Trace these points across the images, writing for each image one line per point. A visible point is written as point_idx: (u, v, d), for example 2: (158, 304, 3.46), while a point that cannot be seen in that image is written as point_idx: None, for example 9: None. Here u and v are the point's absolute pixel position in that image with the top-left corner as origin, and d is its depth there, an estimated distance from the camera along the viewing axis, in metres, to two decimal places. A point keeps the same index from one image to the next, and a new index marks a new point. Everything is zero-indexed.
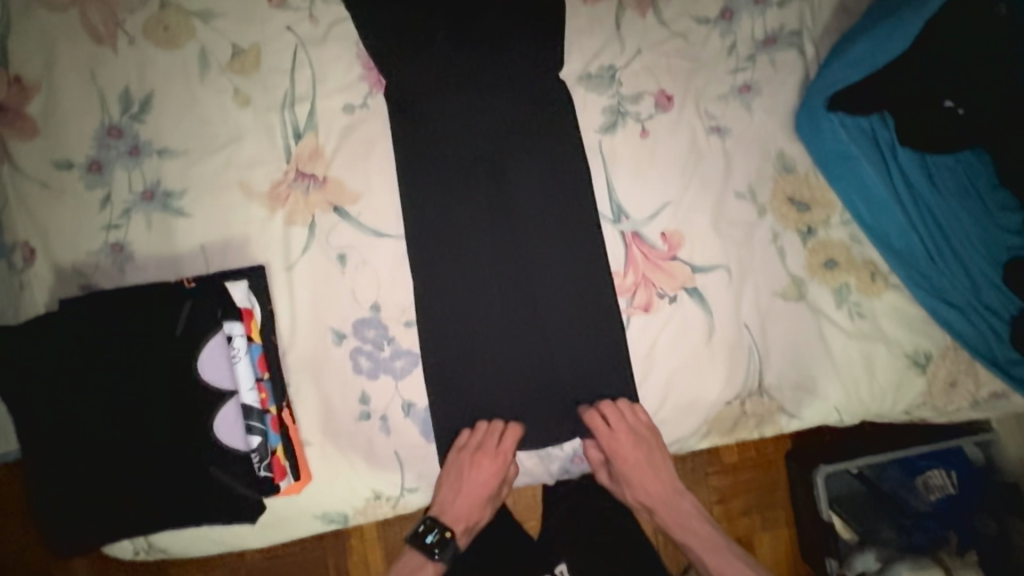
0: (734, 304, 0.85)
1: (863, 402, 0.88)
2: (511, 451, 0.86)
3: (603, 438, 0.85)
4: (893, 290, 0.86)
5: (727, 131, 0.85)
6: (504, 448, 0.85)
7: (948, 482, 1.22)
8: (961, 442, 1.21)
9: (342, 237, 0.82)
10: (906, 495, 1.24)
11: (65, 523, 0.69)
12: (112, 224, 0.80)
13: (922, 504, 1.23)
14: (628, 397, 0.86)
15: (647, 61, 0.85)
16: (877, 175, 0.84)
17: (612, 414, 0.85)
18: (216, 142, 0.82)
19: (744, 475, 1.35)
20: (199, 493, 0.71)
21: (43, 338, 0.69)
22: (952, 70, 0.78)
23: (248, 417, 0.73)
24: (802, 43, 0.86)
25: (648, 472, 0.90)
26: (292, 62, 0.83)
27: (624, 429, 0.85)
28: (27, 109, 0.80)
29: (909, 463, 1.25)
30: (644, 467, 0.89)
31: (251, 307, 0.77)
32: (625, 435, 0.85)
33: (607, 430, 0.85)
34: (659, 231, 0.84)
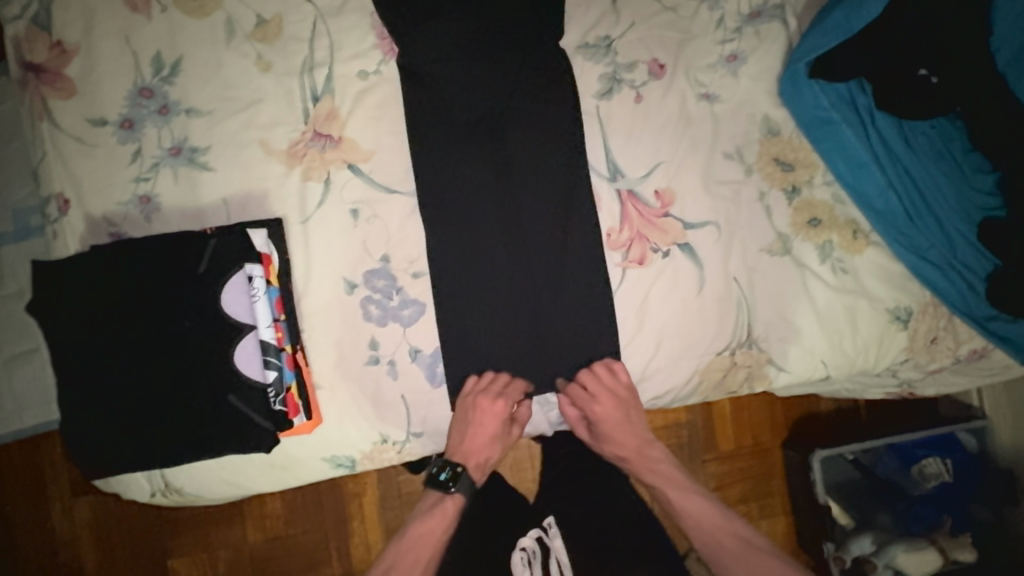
0: (723, 259, 0.90)
1: (848, 355, 0.93)
2: (520, 390, 0.90)
3: (583, 401, 0.90)
4: (874, 247, 0.92)
5: (715, 97, 0.92)
6: (511, 390, 0.90)
7: (944, 469, 1.26)
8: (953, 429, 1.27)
9: (355, 193, 0.88)
10: (902, 481, 1.28)
11: (95, 446, 0.74)
12: (141, 177, 0.86)
13: (916, 490, 1.27)
14: (605, 357, 0.90)
15: (641, 33, 0.91)
16: (857, 137, 0.90)
17: (590, 379, 0.89)
18: (239, 103, 0.88)
19: (741, 458, 1.39)
20: (219, 420, 0.75)
21: (78, 273, 0.74)
22: (923, 39, 0.84)
23: (265, 352, 0.78)
24: (785, 17, 0.93)
25: (623, 427, 0.95)
26: (311, 31, 0.90)
27: (606, 392, 0.90)
28: (65, 71, 0.86)
29: (906, 451, 1.28)
30: (622, 424, 0.94)
31: (269, 253, 0.83)
32: (605, 396, 0.90)
33: (589, 394, 0.90)
34: (653, 188, 0.89)
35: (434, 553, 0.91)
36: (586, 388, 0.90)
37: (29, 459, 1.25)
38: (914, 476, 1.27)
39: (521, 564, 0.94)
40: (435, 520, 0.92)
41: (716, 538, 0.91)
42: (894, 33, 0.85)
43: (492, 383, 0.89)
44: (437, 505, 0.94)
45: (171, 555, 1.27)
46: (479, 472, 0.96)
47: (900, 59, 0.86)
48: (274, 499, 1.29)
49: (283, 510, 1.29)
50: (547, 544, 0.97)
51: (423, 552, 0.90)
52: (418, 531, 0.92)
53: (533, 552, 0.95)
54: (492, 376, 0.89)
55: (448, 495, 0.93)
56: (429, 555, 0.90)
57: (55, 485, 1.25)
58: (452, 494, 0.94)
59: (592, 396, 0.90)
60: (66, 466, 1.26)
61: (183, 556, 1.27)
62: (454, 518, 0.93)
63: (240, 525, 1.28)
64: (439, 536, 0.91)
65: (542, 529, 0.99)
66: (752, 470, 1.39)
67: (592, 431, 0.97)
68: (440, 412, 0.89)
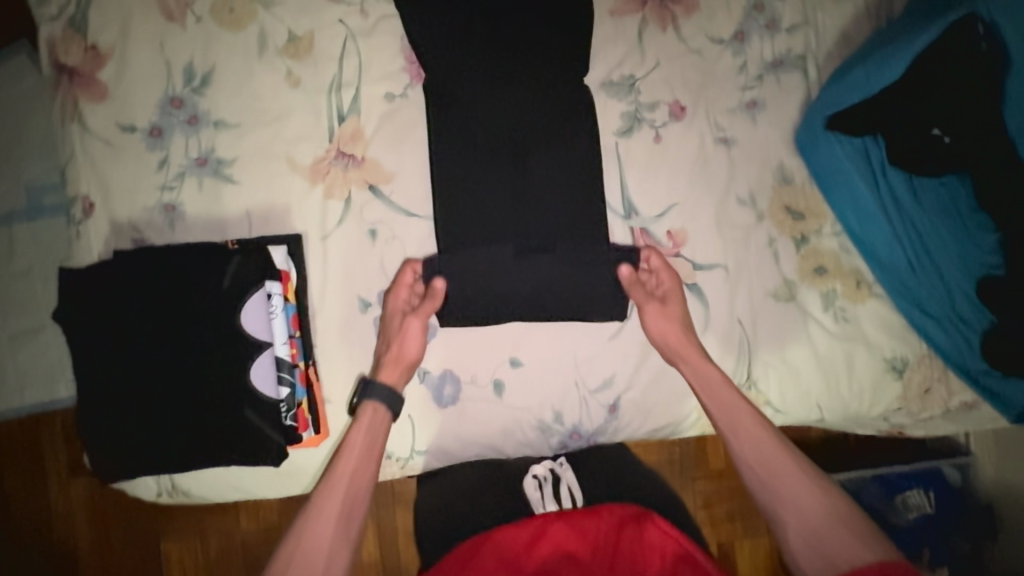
0: (729, 301, 0.92)
1: (843, 400, 0.95)
2: (408, 285, 0.86)
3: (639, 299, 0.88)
4: (876, 298, 0.95)
5: (733, 141, 0.93)
6: (406, 287, 0.86)
7: (926, 500, 1.27)
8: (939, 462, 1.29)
9: (375, 213, 0.90)
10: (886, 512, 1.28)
11: (111, 453, 0.77)
12: (167, 186, 0.88)
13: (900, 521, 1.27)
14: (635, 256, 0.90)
15: (665, 73, 0.93)
16: (868, 189, 0.91)
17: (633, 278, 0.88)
18: (267, 117, 0.90)
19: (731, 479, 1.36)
20: (233, 433, 0.78)
21: (108, 283, 0.77)
22: (939, 100, 0.84)
23: (279, 369, 0.81)
24: (807, 67, 0.94)
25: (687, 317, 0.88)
26: (341, 49, 0.91)
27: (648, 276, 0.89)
28: (98, 75, 0.87)
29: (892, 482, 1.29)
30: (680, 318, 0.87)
31: (288, 270, 0.85)
32: (666, 272, 0.89)
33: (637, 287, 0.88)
34: (608, 400, 0.93)
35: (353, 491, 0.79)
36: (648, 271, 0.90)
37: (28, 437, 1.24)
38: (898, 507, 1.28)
39: (532, 489, 0.96)
40: (353, 450, 0.80)
41: (767, 477, 0.80)
42: (915, 94, 0.85)
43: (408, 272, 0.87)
44: (353, 433, 0.82)
45: (162, 535, 1.27)
46: (397, 375, 0.85)
47: (915, 115, 0.86)
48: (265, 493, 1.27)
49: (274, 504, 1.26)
50: (558, 474, 0.97)
51: (329, 515, 0.76)
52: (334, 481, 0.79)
53: (544, 479, 0.96)
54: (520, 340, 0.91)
55: (360, 408, 0.83)
56: (341, 511, 0.77)
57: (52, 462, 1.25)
58: (366, 406, 0.82)
59: (651, 290, 0.89)
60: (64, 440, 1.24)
61: (174, 539, 1.27)
62: (379, 433, 0.82)
63: (233, 514, 1.27)
64: (363, 456, 0.80)
65: (554, 462, 0.99)
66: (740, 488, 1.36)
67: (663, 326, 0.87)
68: (445, 433, 0.92)
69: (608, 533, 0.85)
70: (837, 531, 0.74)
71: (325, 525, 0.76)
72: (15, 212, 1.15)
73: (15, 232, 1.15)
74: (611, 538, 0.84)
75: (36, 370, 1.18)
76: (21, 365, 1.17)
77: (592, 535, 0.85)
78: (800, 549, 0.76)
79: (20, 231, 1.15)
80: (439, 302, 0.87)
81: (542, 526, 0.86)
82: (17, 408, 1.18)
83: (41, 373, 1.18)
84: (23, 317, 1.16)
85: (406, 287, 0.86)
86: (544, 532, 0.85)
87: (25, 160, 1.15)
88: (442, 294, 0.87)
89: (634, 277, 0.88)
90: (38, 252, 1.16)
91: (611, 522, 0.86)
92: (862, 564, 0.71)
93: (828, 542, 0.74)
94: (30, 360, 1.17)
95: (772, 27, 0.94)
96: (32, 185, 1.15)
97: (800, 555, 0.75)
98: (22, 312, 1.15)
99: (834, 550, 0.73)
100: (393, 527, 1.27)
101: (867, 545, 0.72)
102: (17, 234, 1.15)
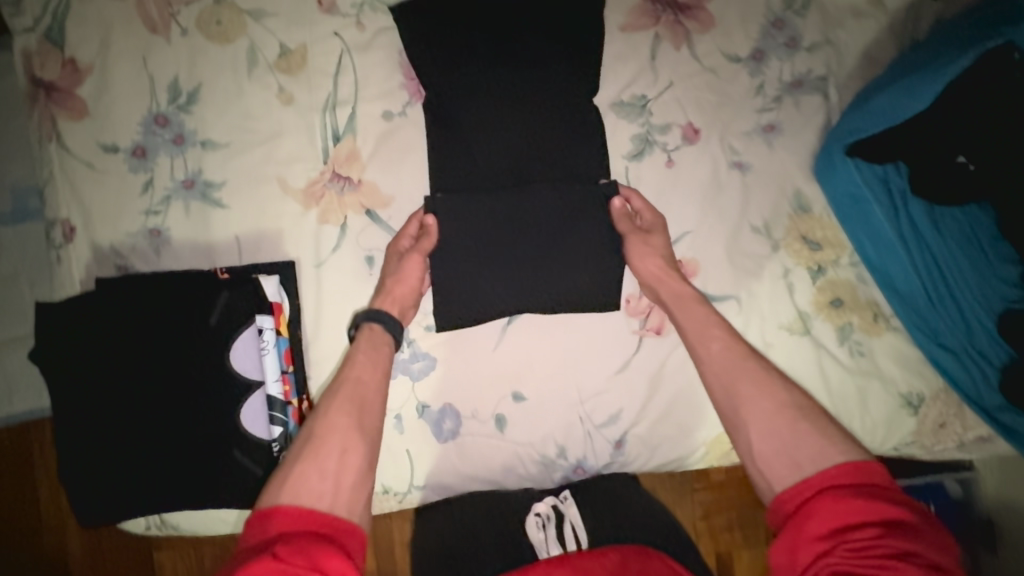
0: (741, 335, 0.89)
1: (856, 435, 0.92)
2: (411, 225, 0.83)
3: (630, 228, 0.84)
4: (892, 331, 0.92)
5: (748, 166, 0.89)
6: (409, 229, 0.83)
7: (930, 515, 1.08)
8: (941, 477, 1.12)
9: (372, 239, 0.85)
10: None
11: (99, 492, 0.75)
12: (151, 210, 0.83)
13: None
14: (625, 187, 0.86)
15: (678, 93, 0.88)
16: (888, 218, 0.87)
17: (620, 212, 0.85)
18: (258, 136, 0.85)
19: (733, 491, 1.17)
20: (223, 473, 0.75)
21: (93, 318, 0.74)
22: (966, 127, 0.78)
23: (271, 408, 0.77)
24: (826, 89, 0.90)
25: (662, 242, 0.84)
26: (336, 65, 0.86)
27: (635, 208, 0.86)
28: (78, 91, 0.83)
29: None
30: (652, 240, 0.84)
31: (280, 301, 0.80)
32: (650, 213, 0.85)
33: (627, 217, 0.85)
34: (614, 435, 0.89)
35: (367, 390, 0.73)
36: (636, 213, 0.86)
37: (15, 441, 1.05)
38: None
39: (535, 529, 0.86)
40: (361, 360, 0.75)
41: (733, 386, 0.72)
42: (942, 121, 0.79)
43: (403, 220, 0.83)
44: (355, 349, 0.77)
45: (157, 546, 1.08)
46: (393, 308, 0.80)
47: (937, 140, 0.81)
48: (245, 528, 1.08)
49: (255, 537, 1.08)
50: (561, 512, 0.88)
51: (339, 411, 0.70)
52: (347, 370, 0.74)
53: (547, 518, 0.87)
54: (523, 372, 0.87)
55: (358, 333, 0.79)
56: (351, 409, 0.70)
57: (43, 467, 1.06)
58: (365, 329, 0.79)
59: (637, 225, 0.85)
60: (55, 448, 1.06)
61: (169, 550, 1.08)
62: (384, 350, 0.77)
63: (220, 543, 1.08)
64: (371, 367, 0.75)
65: (557, 497, 0.89)
66: (743, 499, 1.17)
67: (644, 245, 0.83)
68: (445, 467, 0.88)
69: (613, 570, 0.71)
70: (800, 432, 0.67)
71: (342, 417, 0.69)
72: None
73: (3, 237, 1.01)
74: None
75: (23, 380, 1.03)
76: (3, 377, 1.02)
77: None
78: (764, 457, 0.67)
79: (5, 235, 1.01)
80: (435, 241, 0.82)
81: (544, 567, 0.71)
82: (4, 418, 1.03)
83: (27, 389, 1.03)
84: (16, 323, 1.01)
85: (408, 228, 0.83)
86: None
87: (7, 161, 1.00)
88: (434, 230, 0.82)
89: (623, 209, 0.84)
90: (21, 261, 1.01)
91: (614, 560, 0.72)
92: (826, 461, 0.63)
93: (790, 443, 0.66)
94: (18, 371, 1.02)
95: (791, 47, 0.90)
96: (18, 189, 1.01)
97: (764, 466, 0.67)
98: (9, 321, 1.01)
99: (800, 451, 0.65)
100: (386, 539, 1.09)
101: (833, 443, 0.65)
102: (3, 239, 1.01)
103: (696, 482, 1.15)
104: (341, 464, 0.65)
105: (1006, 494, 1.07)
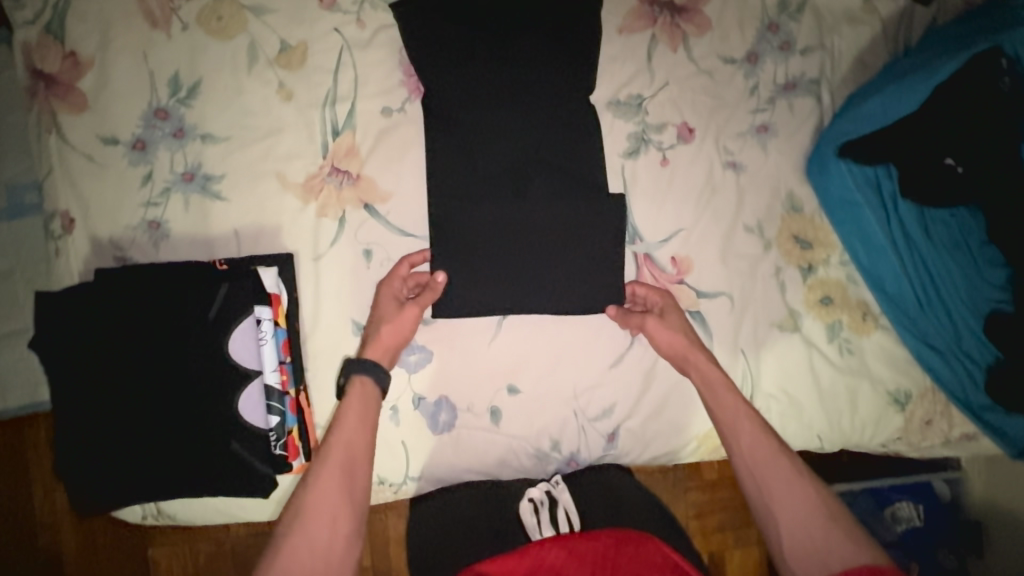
0: (733, 331, 0.90)
1: (844, 432, 0.94)
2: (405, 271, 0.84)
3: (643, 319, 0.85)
4: (882, 330, 0.93)
5: (741, 166, 0.91)
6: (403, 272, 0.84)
7: (916, 514, 1.11)
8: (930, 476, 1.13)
9: (370, 233, 0.86)
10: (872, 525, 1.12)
11: (96, 481, 0.75)
12: (151, 202, 0.84)
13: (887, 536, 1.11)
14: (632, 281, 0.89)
15: (673, 93, 0.90)
16: (878, 221, 0.89)
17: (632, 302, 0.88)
18: (258, 131, 0.85)
19: (726, 491, 1.18)
20: (220, 463, 0.76)
21: (91, 309, 0.75)
22: (955, 132, 0.80)
23: (269, 398, 0.78)
24: (819, 92, 0.92)
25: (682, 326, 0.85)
26: (336, 62, 0.87)
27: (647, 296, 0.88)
28: (79, 84, 0.83)
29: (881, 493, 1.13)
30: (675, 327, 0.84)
31: (279, 293, 0.81)
32: (656, 295, 0.87)
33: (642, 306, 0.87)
34: (606, 429, 0.90)
35: (359, 451, 0.73)
36: (647, 305, 0.88)
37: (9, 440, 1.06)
38: (886, 519, 1.11)
39: (528, 514, 0.85)
40: (350, 418, 0.74)
41: (762, 480, 0.74)
42: (931, 124, 0.81)
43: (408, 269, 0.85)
44: (344, 407, 0.76)
45: (151, 542, 1.10)
46: (382, 354, 0.80)
47: (927, 143, 0.82)
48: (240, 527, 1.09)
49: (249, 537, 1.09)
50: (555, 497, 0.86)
51: (329, 477, 0.70)
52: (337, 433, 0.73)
53: (540, 503, 0.86)
54: (519, 366, 0.89)
55: (348, 386, 0.77)
56: (342, 472, 0.71)
57: (38, 466, 1.06)
58: (354, 381, 0.77)
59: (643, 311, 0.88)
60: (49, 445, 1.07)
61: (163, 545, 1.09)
62: (372, 406, 0.76)
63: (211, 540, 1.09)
64: (360, 426, 0.74)
65: (549, 482, 0.88)
66: (735, 499, 1.18)
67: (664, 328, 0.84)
68: (440, 459, 0.89)
69: (604, 552, 0.72)
70: (828, 531, 0.68)
71: (331, 487, 0.69)
72: None
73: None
74: (608, 558, 0.71)
75: (16, 373, 1.03)
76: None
77: (591, 559, 0.71)
78: (794, 552, 0.69)
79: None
80: (437, 292, 0.83)
81: (539, 554, 0.73)
82: None
83: (20, 382, 1.03)
84: (6, 315, 1.01)
85: (401, 274, 0.84)
86: (540, 561, 0.73)
87: (2, 154, 1.00)
88: (437, 289, 0.83)
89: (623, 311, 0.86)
90: (18, 253, 1.02)
91: (608, 543, 0.73)
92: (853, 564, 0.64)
93: (818, 542, 0.68)
94: (12, 365, 1.02)
95: (786, 50, 0.91)
96: (15, 181, 1.01)
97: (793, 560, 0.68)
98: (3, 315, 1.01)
99: (829, 554, 0.66)
100: (382, 536, 1.10)
101: (861, 545, 0.66)
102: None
103: (689, 482, 1.17)
104: (329, 540, 0.66)
105: (993, 496, 1.10)
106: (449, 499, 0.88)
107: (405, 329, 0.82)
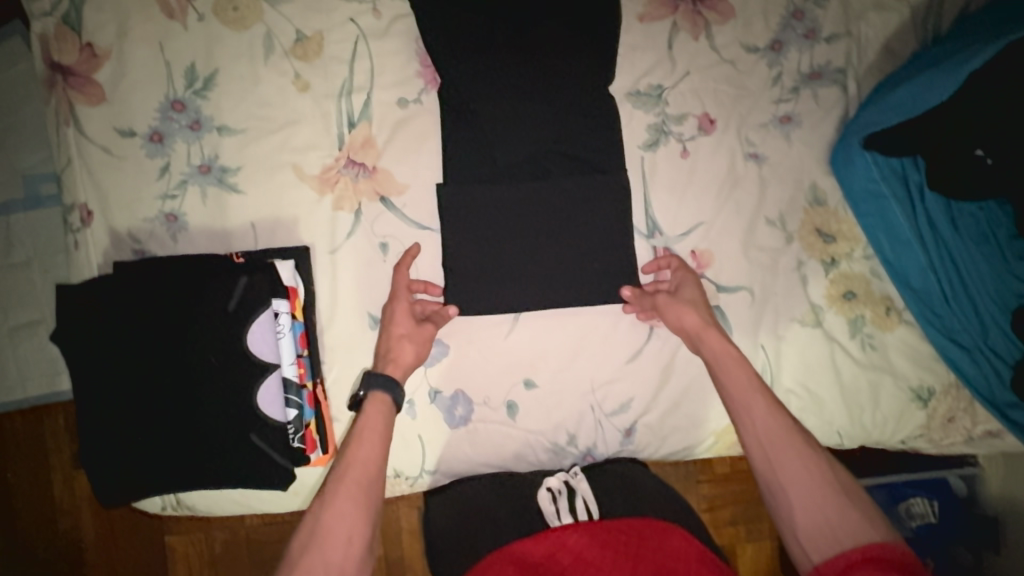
0: (753, 326, 0.89)
1: (865, 428, 0.92)
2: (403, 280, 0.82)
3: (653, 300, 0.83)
4: (905, 325, 0.91)
5: (764, 158, 0.89)
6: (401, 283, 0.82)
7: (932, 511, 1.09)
8: (947, 473, 1.12)
9: (387, 226, 0.85)
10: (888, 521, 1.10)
11: (118, 472, 0.76)
12: (168, 195, 0.84)
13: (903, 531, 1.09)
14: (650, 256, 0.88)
15: (694, 83, 0.88)
16: (904, 213, 0.87)
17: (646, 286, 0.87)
18: (274, 123, 0.85)
19: (739, 485, 1.18)
20: (240, 455, 0.76)
21: (112, 301, 0.75)
22: (989, 121, 0.76)
23: (287, 391, 0.78)
24: (845, 81, 0.90)
25: (692, 301, 0.81)
26: (352, 52, 0.86)
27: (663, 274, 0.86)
28: (95, 76, 0.83)
29: (896, 489, 1.11)
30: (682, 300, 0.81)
31: (296, 286, 0.82)
32: (679, 267, 0.85)
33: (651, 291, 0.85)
34: (623, 424, 0.90)
35: (373, 467, 0.69)
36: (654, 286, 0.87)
37: (29, 430, 1.07)
38: (901, 515, 1.10)
39: (546, 503, 0.83)
40: (370, 436, 0.71)
41: (773, 454, 0.69)
42: (959, 113, 0.78)
43: (408, 257, 0.83)
44: (362, 422, 0.73)
45: (169, 529, 1.09)
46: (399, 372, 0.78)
47: (955, 135, 0.80)
48: (254, 518, 1.10)
49: (262, 528, 1.10)
50: (573, 487, 0.85)
51: (347, 498, 0.66)
52: (348, 452, 0.70)
53: (558, 492, 0.84)
54: (535, 360, 0.88)
55: (367, 401, 0.75)
56: (362, 493, 0.67)
57: (58, 455, 1.07)
58: (374, 397, 0.75)
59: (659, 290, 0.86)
60: (69, 434, 1.08)
61: (182, 534, 1.10)
62: (388, 420, 0.74)
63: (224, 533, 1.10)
64: (380, 444, 0.71)
65: (567, 473, 0.87)
66: (749, 493, 1.17)
67: (668, 304, 0.82)
68: (456, 452, 0.89)
69: (629, 540, 0.72)
70: (848, 516, 0.64)
71: (347, 505, 0.66)
72: (13, 203, 1.02)
73: (13, 223, 1.02)
74: (632, 544, 0.71)
75: (35, 364, 1.04)
76: (23, 361, 1.04)
77: (614, 547, 0.71)
78: (803, 529, 0.65)
79: (17, 221, 1.02)
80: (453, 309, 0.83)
81: (559, 538, 0.73)
82: (19, 402, 1.04)
83: (41, 373, 1.04)
84: (27, 308, 1.03)
85: (400, 285, 0.82)
86: (561, 544, 0.72)
87: (21, 148, 1.01)
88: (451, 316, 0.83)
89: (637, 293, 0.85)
90: (37, 246, 1.02)
91: (631, 532, 0.73)
92: (868, 543, 0.61)
93: (830, 519, 0.64)
94: (32, 355, 1.04)
95: (811, 38, 0.89)
96: (31, 173, 1.02)
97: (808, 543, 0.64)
98: (24, 307, 1.02)
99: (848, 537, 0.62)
100: (395, 527, 1.10)
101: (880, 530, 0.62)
102: (15, 224, 1.01)
103: (701, 475, 1.16)
104: (345, 556, 0.62)
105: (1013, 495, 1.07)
106: (466, 492, 0.87)
107: (418, 345, 0.80)
